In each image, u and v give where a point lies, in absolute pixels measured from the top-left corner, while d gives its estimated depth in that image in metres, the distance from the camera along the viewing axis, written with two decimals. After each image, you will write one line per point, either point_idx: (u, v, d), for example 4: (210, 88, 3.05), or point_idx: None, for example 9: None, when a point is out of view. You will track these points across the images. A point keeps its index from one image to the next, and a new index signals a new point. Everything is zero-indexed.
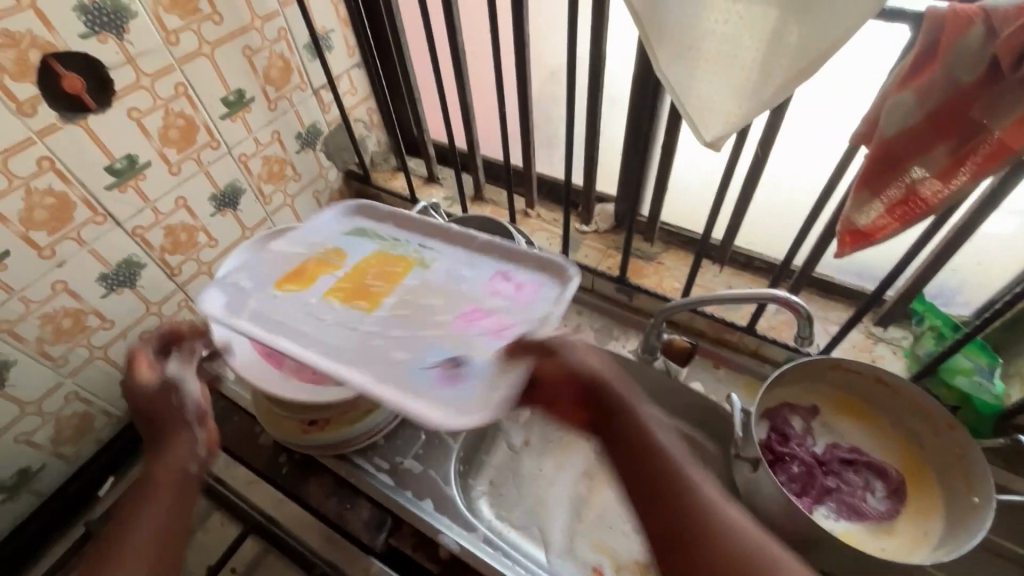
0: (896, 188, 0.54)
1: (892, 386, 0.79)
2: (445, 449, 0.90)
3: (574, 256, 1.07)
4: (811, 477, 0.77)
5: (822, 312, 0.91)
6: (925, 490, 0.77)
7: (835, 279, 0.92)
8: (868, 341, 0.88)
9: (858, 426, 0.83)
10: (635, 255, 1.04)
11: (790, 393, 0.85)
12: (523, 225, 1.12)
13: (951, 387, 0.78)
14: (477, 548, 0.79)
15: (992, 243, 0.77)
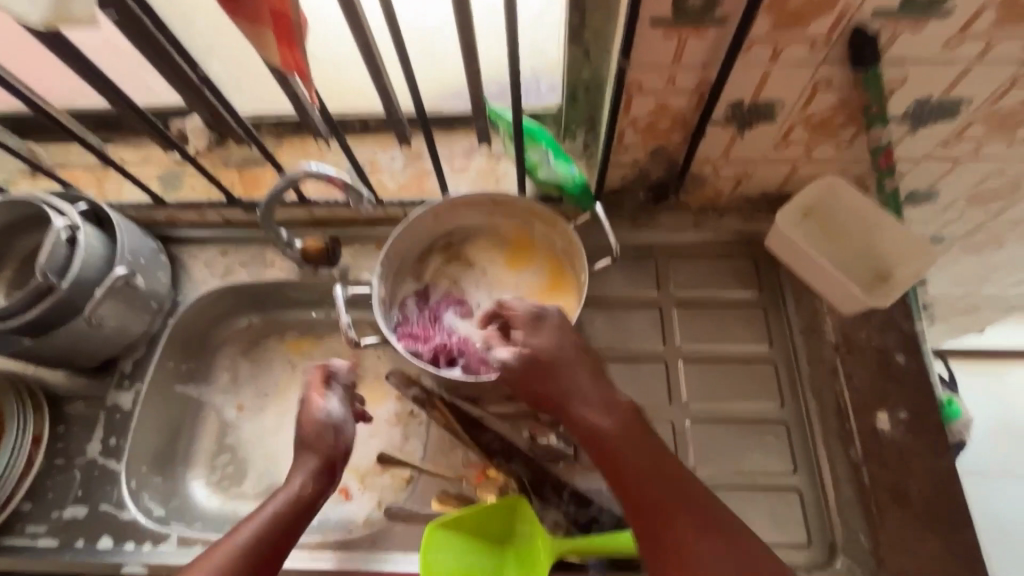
0: (261, 5, 0.43)
1: (506, 202, 0.79)
2: (110, 475, 0.79)
3: (180, 195, 0.90)
4: (443, 344, 0.75)
5: (447, 147, 0.88)
6: (560, 304, 0.79)
7: (444, 110, 0.88)
8: (492, 162, 0.87)
9: (502, 263, 0.82)
10: (247, 164, 0.91)
11: (433, 254, 0.83)
12: (105, 182, 0.91)
13: (543, 183, 0.77)
14: (167, 557, 0.72)
15: None
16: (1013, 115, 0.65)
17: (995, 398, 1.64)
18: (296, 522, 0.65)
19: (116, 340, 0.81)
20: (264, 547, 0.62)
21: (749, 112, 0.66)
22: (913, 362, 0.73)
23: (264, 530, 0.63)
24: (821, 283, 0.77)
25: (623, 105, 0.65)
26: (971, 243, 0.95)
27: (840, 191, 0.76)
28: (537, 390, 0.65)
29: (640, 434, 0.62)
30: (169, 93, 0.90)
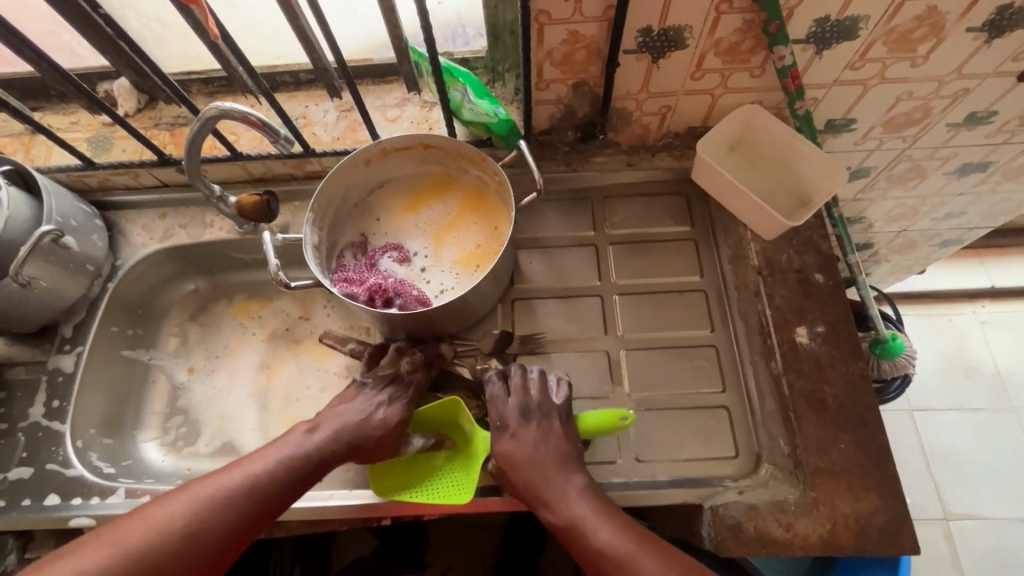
0: None
1: (437, 146, 0.80)
2: (54, 436, 0.79)
3: (110, 157, 0.88)
4: (378, 285, 0.75)
5: (380, 99, 0.88)
6: (491, 250, 0.80)
7: (374, 61, 0.87)
8: (424, 111, 0.87)
9: (436, 214, 0.83)
10: (178, 125, 0.90)
11: (369, 206, 0.84)
12: (34, 148, 0.89)
13: (471, 123, 0.78)
14: (114, 507, 0.73)
15: None
16: (908, 33, 0.68)
17: (943, 337, 1.71)
18: (308, 473, 0.68)
19: (51, 304, 0.81)
20: (280, 481, 0.66)
21: (659, 39, 0.67)
22: (830, 280, 0.77)
23: (284, 463, 0.67)
24: (744, 211, 0.80)
25: (535, 36, 0.66)
26: (895, 173, 0.98)
27: (758, 121, 0.79)
28: (519, 482, 0.67)
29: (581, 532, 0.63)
30: (92, 55, 0.88)
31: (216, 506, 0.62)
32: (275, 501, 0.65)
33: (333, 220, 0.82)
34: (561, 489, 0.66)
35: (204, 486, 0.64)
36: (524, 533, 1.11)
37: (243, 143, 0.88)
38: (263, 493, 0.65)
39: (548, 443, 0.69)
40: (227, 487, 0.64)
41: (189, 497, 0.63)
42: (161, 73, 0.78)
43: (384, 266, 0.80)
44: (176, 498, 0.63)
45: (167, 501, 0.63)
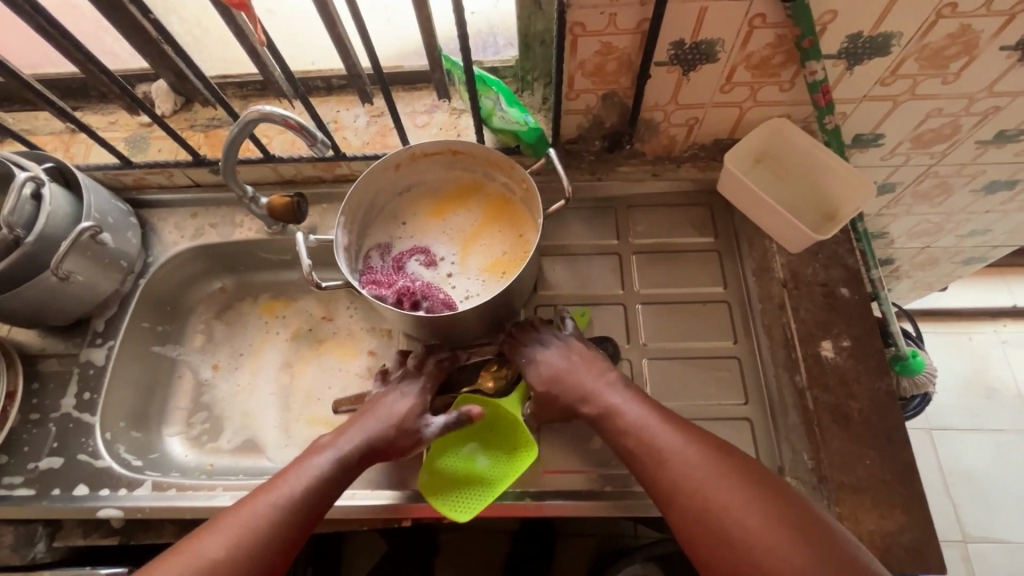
0: None
1: (467, 152, 0.81)
2: (85, 427, 0.80)
3: (146, 157, 0.91)
4: (406, 287, 0.76)
5: (409, 105, 0.90)
6: (517, 255, 0.81)
7: (406, 68, 0.89)
8: (453, 117, 0.89)
9: (463, 218, 0.85)
10: (213, 126, 0.92)
11: (396, 208, 0.86)
12: (73, 146, 0.92)
13: (500, 131, 0.79)
14: (140, 499, 0.74)
15: None
16: (941, 50, 0.68)
17: (963, 356, 1.69)
18: (352, 469, 0.68)
19: (86, 298, 0.82)
20: (331, 478, 0.66)
21: (691, 52, 0.68)
22: (856, 294, 0.77)
23: (332, 464, 0.67)
24: (769, 223, 0.80)
25: (569, 47, 0.67)
26: (922, 189, 0.98)
27: (785, 134, 0.80)
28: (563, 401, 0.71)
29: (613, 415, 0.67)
30: (132, 57, 0.91)
31: (284, 513, 0.62)
32: (330, 496, 0.66)
33: (362, 222, 0.83)
34: (596, 384, 0.70)
35: (258, 499, 0.63)
36: (539, 540, 1.11)
37: (276, 145, 0.90)
38: (322, 490, 0.65)
39: (576, 357, 0.73)
40: (288, 494, 0.63)
41: (226, 532, 0.60)
42: (203, 76, 0.80)
43: (412, 270, 0.81)
44: (211, 534, 0.60)
45: (233, 518, 0.61)
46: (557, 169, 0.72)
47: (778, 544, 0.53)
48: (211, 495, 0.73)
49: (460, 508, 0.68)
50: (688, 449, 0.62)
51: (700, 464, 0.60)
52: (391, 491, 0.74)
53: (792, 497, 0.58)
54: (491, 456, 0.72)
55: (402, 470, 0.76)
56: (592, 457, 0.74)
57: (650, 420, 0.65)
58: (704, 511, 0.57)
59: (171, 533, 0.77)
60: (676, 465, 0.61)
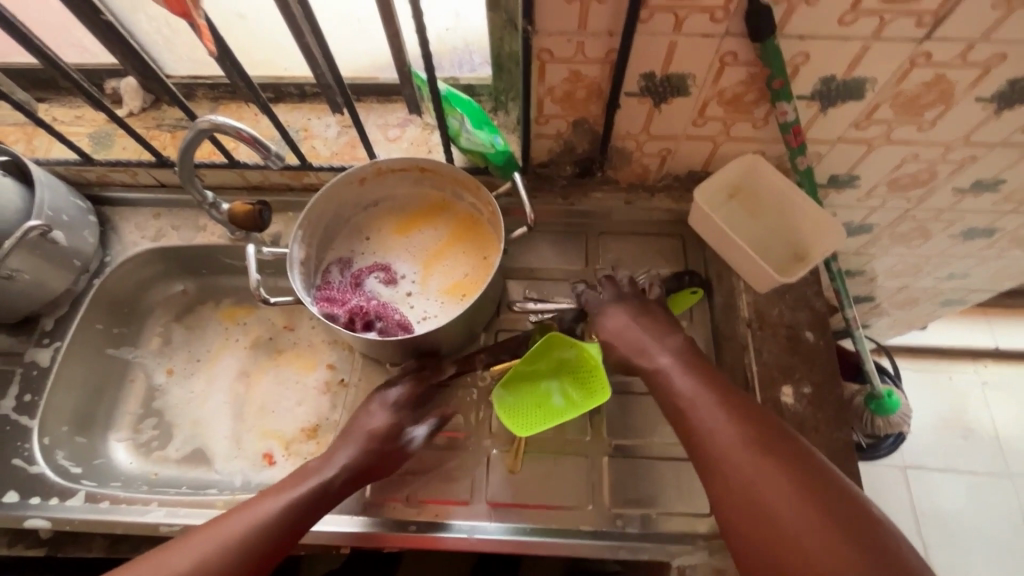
0: None
1: (434, 170, 0.79)
2: (22, 431, 0.78)
3: (110, 155, 0.89)
4: (361, 307, 0.75)
5: (382, 117, 0.88)
6: (479, 277, 0.79)
7: (380, 80, 0.87)
8: (424, 133, 0.87)
9: (427, 236, 0.83)
10: (180, 127, 0.90)
11: (361, 222, 0.84)
12: (35, 139, 0.90)
13: (467, 152, 0.77)
14: (72, 511, 0.72)
15: None
16: (916, 98, 0.66)
17: (942, 395, 1.68)
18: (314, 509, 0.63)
19: (33, 296, 0.80)
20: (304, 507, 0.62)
21: (662, 85, 0.67)
22: (821, 339, 0.75)
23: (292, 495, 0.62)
24: (737, 261, 0.79)
25: (537, 73, 0.66)
26: (899, 232, 0.97)
27: (757, 170, 0.78)
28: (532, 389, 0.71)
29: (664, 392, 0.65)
30: (101, 52, 0.89)
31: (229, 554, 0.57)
32: (298, 532, 0.61)
33: (323, 236, 0.81)
34: (655, 344, 0.68)
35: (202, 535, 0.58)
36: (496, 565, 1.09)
37: (242, 151, 0.88)
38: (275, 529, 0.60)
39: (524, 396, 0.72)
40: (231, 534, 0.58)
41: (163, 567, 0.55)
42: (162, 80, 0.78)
43: (370, 287, 0.79)
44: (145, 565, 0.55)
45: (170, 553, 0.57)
46: (519, 195, 0.70)
47: (825, 538, 0.50)
48: (145, 511, 0.71)
49: (523, 428, 0.67)
50: (731, 430, 0.58)
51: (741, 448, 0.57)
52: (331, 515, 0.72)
53: (838, 483, 0.54)
54: (567, 395, 0.69)
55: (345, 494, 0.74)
56: (539, 492, 0.72)
57: (691, 384, 0.63)
58: (747, 496, 0.54)
59: (102, 547, 0.74)
60: (717, 441, 0.58)
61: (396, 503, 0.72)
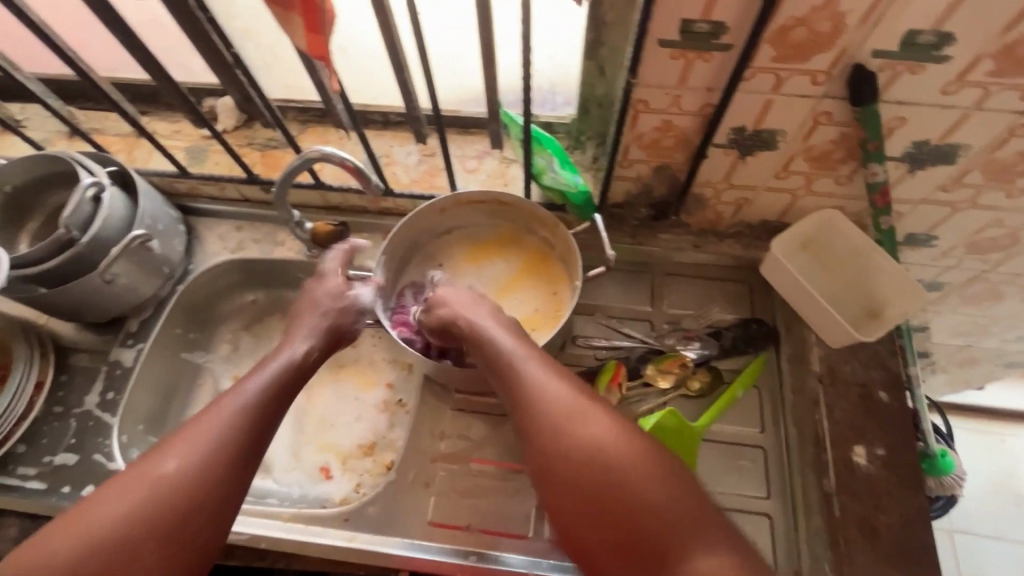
0: None
1: (512, 204, 0.81)
2: (103, 427, 0.81)
3: (203, 169, 0.94)
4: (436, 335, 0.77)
5: (462, 148, 0.91)
6: (551, 312, 0.80)
7: (464, 113, 0.90)
8: (502, 166, 0.90)
9: (500, 268, 0.85)
10: (269, 146, 0.95)
11: (437, 247, 0.86)
12: (136, 150, 0.96)
13: (548, 190, 0.81)
14: None
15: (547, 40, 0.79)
16: (1009, 166, 0.66)
17: (994, 458, 1.61)
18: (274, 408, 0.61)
19: (125, 299, 0.84)
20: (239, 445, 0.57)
21: (750, 138, 0.68)
22: (895, 400, 0.74)
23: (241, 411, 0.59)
24: (810, 314, 0.78)
25: (629, 121, 0.68)
26: (971, 292, 0.95)
27: (835, 226, 0.78)
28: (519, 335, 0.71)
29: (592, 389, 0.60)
30: (204, 73, 0.94)
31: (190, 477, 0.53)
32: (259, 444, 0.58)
33: (399, 260, 0.84)
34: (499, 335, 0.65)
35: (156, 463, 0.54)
36: None
37: (326, 174, 0.92)
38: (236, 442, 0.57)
39: None
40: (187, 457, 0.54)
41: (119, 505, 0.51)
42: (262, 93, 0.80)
43: None
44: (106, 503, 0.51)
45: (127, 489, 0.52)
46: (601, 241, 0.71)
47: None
48: None
49: None
50: (614, 428, 0.55)
51: (617, 442, 0.53)
52: (395, 537, 0.72)
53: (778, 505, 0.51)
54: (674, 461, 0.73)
55: (407, 517, 0.74)
56: None
57: (550, 391, 0.58)
58: (590, 495, 0.52)
59: None
60: (621, 471, 0.52)
61: (458, 531, 0.73)
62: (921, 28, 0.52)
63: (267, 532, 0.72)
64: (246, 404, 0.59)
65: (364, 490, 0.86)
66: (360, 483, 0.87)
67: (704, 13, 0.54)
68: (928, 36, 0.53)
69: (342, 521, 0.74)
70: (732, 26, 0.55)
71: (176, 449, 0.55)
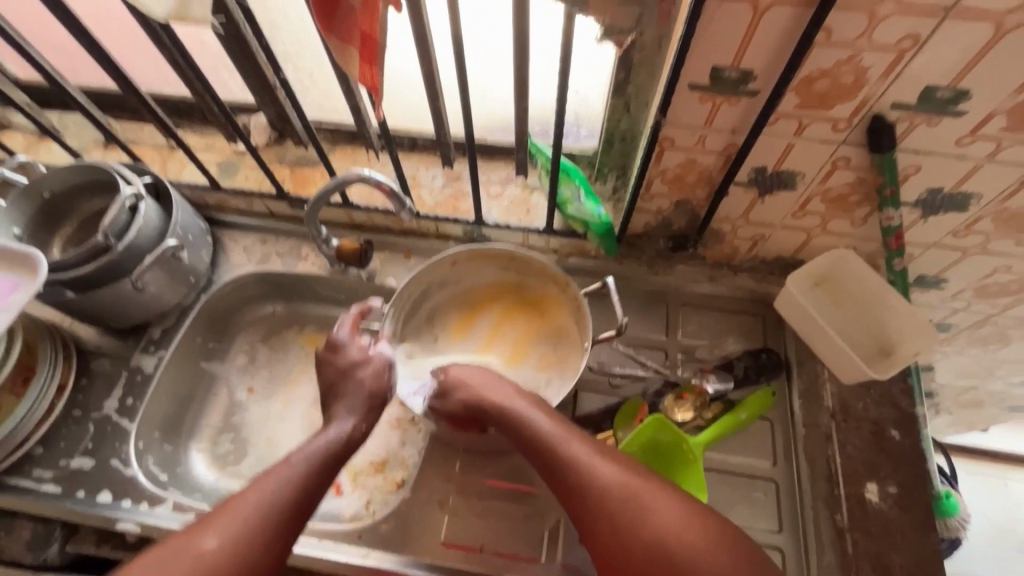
0: (353, 29, 0.50)
1: (524, 261, 0.84)
2: (121, 433, 0.82)
3: (233, 183, 0.96)
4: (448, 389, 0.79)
5: (486, 173, 0.94)
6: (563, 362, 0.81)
7: (489, 140, 0.94)
8: (525, 193, 0.92)
9: (507, 314, 0.87)
10: (299, 164, 0.98)
11: (448, 297, 0.88)
12: (170, 161, 0.98)
13: (571, 218, 0.85)
14: (161, 519, 0.75)
15: (576, 76, 0.82)
16: (1020, 217, 0.68)
17: (997, 502, 1.60)
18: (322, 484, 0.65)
19: (151, 307, 0.86)
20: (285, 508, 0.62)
21: (771, 178, 0.70)
22: (907, 439, 0.75)
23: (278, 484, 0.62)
24: (823, 350, 0.80)
25: (655, 156, 0.70)
26: (978, 334, 0.97)
27: (848, 265, 0.80)
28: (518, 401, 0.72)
29: (639, 466, 0.63)
30: (241, 91, 0.98)
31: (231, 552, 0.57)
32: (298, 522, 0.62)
33: (414, 310, 0.86)
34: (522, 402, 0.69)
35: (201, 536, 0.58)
36: None
37: (354, 192, 0.95)
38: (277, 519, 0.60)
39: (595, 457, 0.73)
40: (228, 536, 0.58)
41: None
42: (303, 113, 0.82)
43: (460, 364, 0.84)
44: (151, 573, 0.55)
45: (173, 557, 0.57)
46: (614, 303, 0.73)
47: None
48: None
49: None
50: (669, 512, 0.59)
51: (684, 529, 0.57)
52: (406, 556, 0.72)
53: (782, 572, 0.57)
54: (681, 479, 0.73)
55: (419, 536, 0.75)
56: None
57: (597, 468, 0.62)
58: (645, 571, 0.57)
59: None
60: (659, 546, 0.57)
61: (472, 552, 0.73)
62: (939, 84, 0.55)
63: None
64: (293, 474, 0.63)
65: (375, 507, 0.86)
66: (371, 500, 0.87)
67: (734, 62, 0.57)
68: (945, 91, 0.56)
69: (356, 537, 0.74)
70: (760, 74, 0.58)
71: (217, 523, 0.59)
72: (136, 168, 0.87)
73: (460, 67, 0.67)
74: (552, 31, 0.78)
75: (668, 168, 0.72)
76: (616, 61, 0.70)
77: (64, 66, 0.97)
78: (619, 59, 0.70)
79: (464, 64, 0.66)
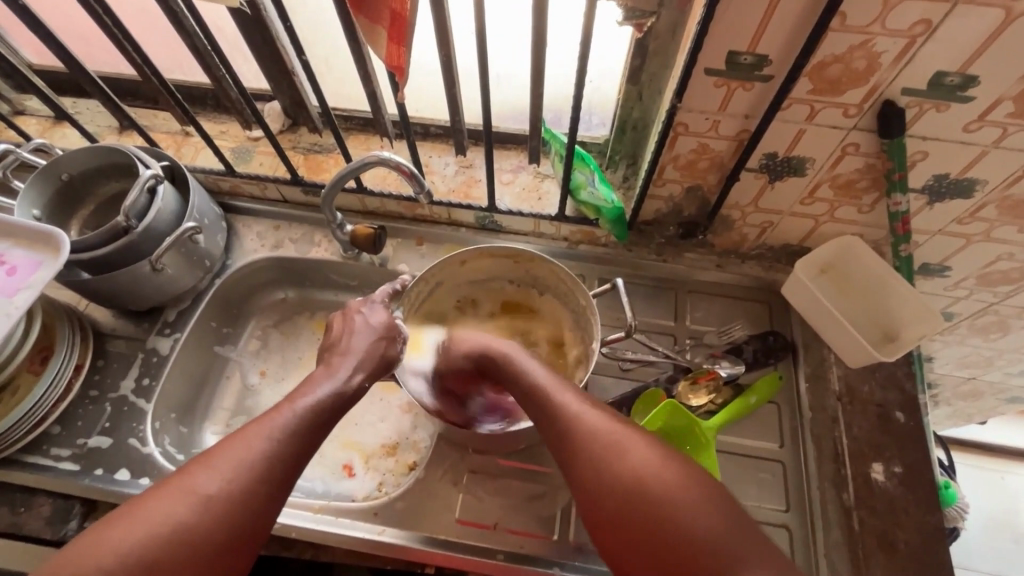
0: (382, 8, 0.51)
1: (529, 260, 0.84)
2: (137, 413, 0.83)
3: (248, 169, 0.97)
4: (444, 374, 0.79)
5: (498, 161, 0.96)
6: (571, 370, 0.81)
7: (501, 128, 0.95)
8: (536, 180, 0.94)
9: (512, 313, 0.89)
10: (312, 151, 0.99)
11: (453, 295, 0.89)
12: (184, 147, 0.99)
13: (583, 205, 0.86)
14: None
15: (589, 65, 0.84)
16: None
17: (995, 495, 1.62)
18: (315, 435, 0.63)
19: (168, 290, 0.87)
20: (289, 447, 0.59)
21: (781, 164, 0.72)
22: (911, 421, 0.77)
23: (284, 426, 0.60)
24: (830, 335, 0.82)
25: (669, 141, 0.72)
26: (978, 323, 0.99)
27: (854, 252, 0.82)
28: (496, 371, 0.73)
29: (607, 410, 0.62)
30: (255, 78, 0.99)
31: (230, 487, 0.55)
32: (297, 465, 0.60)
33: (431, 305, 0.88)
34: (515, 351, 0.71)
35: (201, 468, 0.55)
36: None
37: (368, 177, 0.96)
38: (284, 458, 0.58)
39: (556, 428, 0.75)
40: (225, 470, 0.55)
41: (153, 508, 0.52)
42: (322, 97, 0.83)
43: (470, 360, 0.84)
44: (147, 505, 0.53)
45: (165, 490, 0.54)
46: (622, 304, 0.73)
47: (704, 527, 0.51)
48: None
49: None
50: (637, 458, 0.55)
51: (643, 483, 0.54)
52: (420, 533, 0.74)
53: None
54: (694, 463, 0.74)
55: (433, 514, 0.76)
56: None
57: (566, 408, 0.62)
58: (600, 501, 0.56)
59: None
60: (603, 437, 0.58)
61: (486, 530, 0.74)
62: (948, 69, 0.57)
63: (298, 522, 0.74)
64: (297, 412, 0.62)
65: (387, 488, 0.87)
66: (383, 482, 0.88)
67: (750, 47, 0.59)
68: (955, 77, 0.57)
69: (371, 515, 0.75)
70: (775, 59, 0.59)
71: (219, 457, 0.56)
72: (154, 151, 0.88)
73: (480, 50, 0.68)
74: (567, 19, 0.79)
75: (681, 154, 0.74)
76: (632, 48, 0.72)
77: (80, 51, 0.97)
78: (634, 46, 0.71)
79: (484, 47, 0.68)
